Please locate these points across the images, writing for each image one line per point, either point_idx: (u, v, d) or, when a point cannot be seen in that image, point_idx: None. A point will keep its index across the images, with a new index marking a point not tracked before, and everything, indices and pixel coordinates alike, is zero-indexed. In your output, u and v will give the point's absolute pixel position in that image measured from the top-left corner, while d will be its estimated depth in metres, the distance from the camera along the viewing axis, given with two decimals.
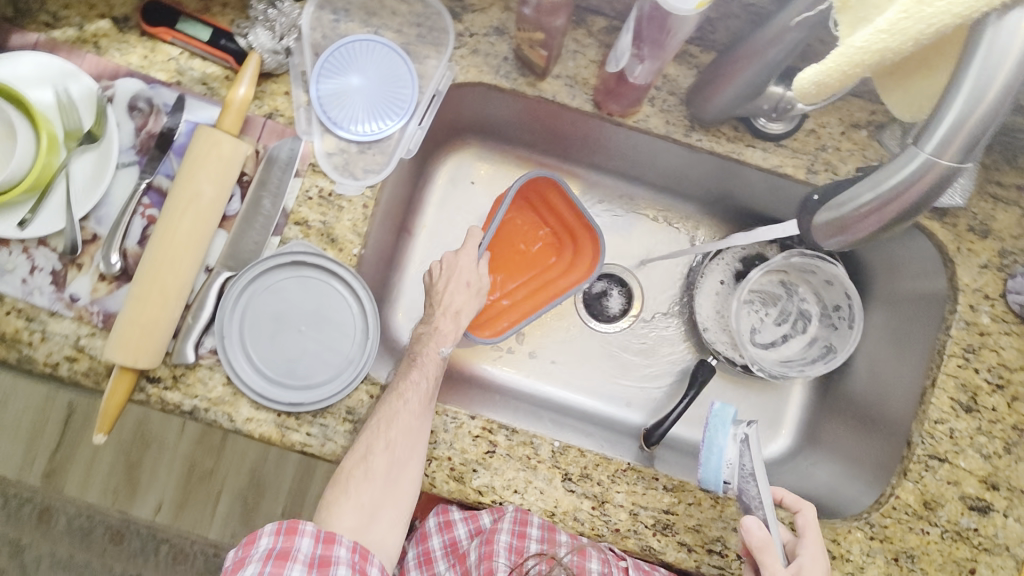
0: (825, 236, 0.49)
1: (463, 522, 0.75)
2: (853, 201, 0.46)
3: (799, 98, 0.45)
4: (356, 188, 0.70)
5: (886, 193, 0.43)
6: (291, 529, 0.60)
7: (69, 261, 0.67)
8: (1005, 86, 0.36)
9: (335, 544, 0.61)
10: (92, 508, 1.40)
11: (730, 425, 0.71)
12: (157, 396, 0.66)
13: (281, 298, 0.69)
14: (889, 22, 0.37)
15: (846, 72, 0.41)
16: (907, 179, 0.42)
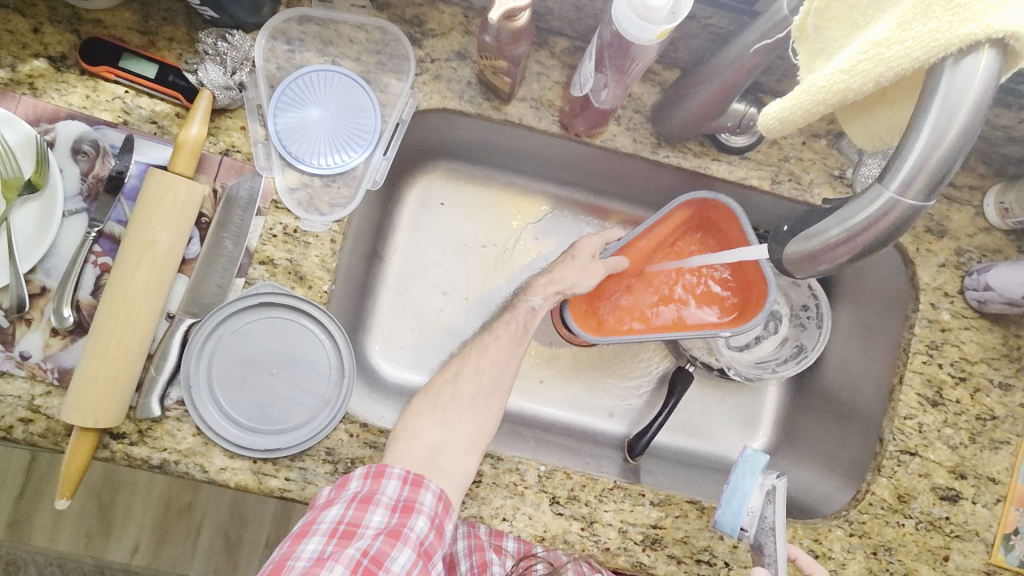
0: (798, 269, 0.47)
1: None
2: (821, 235, 0.44)
3: (766, 131, 0.47)
4: (323, 223, 0.68)
5: (854, 228, 0.42)
6: (378, 473, 0.56)
7: (17, 317, 0.63)
8: (961, 131, 0.37)
9: (422, 488, 0.56)
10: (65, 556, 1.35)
11: (759, 474, 0.67)
12: (122, 452, 0.64)
13: (249, 341, 0.66)
14: (849, 63, 0.40)
15: (809, 109, 0.44)
16: (873, 216, 0.40)
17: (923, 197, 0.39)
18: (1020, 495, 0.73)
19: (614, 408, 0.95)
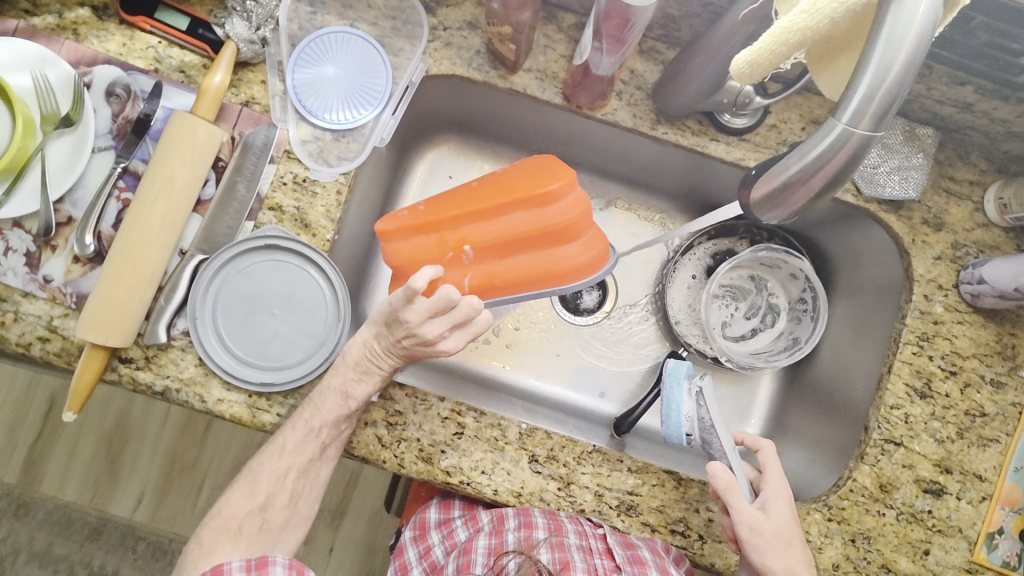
0: (762, 209, 0.53)
1: (439, 543, 0.81)
2: (784, 172, 0.48)
3: (737, 79, 0.48)
4: (330, 174, 0.71)
5: (813, 161, 0.46)
6: (218, 571, 0.62)
7: (44, 242, 0.68)
8: (907, 59, 0.39)
9: (268, 567, 0.64)
10: (69, 505, 1.60)
11: (684, 380, 0.74)
12: (128, 376, 0.68)
13: (254, 281, 0.70)
14: (809, 2, 0.41)
15: (775, 51, 0.44)
16: (830, 148, 0.44)
17: (872, 126, 0.43)
18: (1006, 495, 0.72)
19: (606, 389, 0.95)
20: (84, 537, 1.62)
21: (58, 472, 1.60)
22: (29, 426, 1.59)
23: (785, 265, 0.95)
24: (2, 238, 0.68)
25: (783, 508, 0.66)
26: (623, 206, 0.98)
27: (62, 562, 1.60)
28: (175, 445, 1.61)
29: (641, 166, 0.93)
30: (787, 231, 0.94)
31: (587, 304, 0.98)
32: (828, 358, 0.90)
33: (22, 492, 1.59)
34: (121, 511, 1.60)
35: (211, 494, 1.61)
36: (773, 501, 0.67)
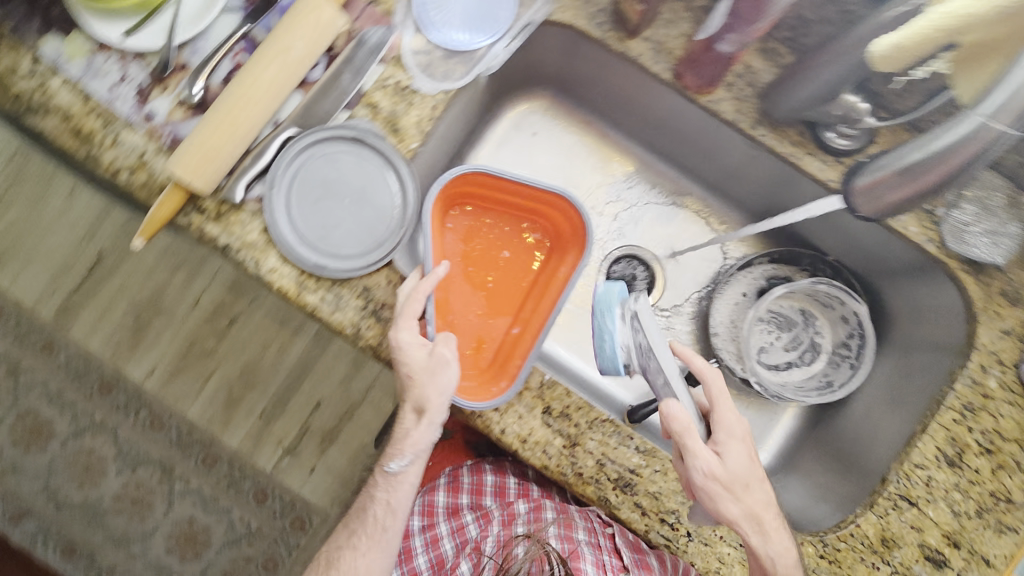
0: (868, 198, 0.65)
1: (448, 540, 0.95)
2: (906, 159, 0.60)
3: (879, 65, 0.58)
4: (431, 87, 0.73)
5: (937, 151, 0.57)
6: None
7: (157, 80, 0.72)
8: None
9: None
10: (91, 354, 1.66)
11: (617, 307, 0.77)
12: (197, 225, 0.71)
13: (333, 167, 0.72)
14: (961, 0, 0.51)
15: (924, 36, 0.53)
16: (961, 139, 0.54)
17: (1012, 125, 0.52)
18: None
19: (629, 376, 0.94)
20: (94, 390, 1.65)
21: (90, 324, 1.66)
22: (76, 273, 1.66)
23: (840, 305, 0.92)
24: (121, 67, 0.72)
25: (741, 453, 0.67)
26: (693, 206, 0.98)
27: (70, 406, 1.64)
28: (199, 329, 1.66)
29: (724, 170, 0.92)
30: (852, 273, 0.92)
31: (635, 292, 0.97)
32: (860, 411, 0.88)
33: (53, 332, 1.65)
34: (134, 375, 1.65)
35: (217, 385, 1.65)
36: (729, 450, 0.67)
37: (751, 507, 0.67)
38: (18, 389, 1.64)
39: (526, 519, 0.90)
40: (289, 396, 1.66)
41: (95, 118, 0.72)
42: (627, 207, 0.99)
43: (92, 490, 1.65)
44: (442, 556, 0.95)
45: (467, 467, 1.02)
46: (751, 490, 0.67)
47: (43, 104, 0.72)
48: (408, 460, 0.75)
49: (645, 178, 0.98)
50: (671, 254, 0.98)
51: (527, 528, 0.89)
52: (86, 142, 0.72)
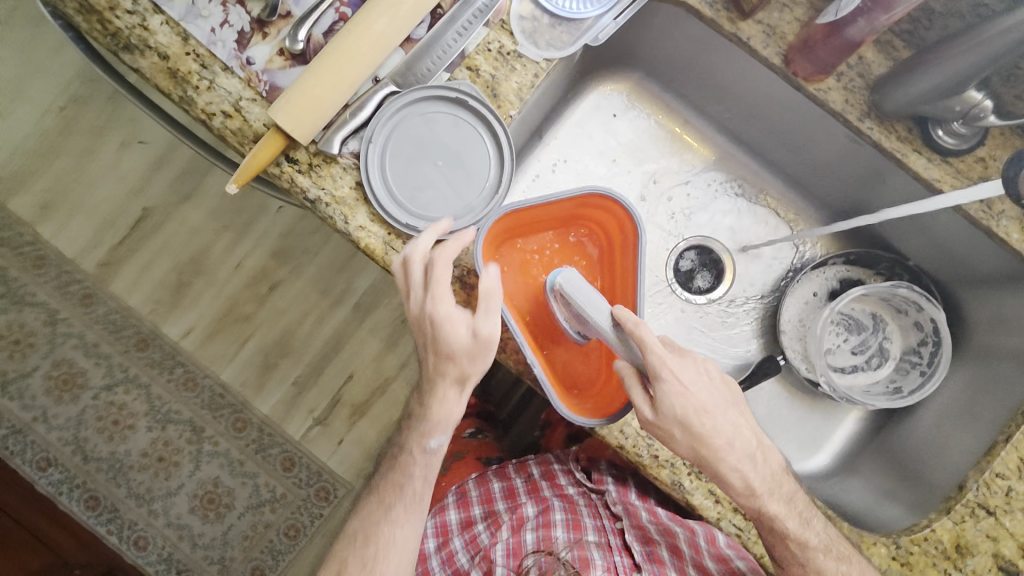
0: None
1: (463, 547, 0.94)
2: None
3: None
4: (535, 54, 0.72)
5: None
6: None
7: (258, 27, 0.71)
8: None
9: None
10: (129, 310, 1.64)
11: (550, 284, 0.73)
12: (289, 175, 0.70)
13: (430, 128, 0.71)
14: None
15: None
16: None
17: None
18: None
19: None
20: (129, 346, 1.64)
21: (132, 279, 1.64)
22: (121, 228, 1.64)
23: (916, 311, 0.91)
24: (223, 11, 0.71)
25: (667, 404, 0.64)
26: (770, 201, 0.98)
27: (105, 358, 1.63)
28: (239, 294, 1.66)
29: (810, 164, 0.92)
30: (932, 279, 0.91)
31: (699, 285, 0.97)
32: (929, 420, 0.87)
33: (93, 285, 1.63)
34: (170, 335, 1.65)
35: (254, 349, 1.66)
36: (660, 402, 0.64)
37: (713, 460, 0.66)
38: (53, 338, 1.62)
39: (535, 522, 0.88)
40: (322, 367, 1.66)
41: (193, 61, 0.71)
42: (699, 196, 0.98)
43: (120, 444, 1.63)
44: (452, 555, 0.94)
45: (472, 480, 1.00)
46: (713, 443, 0.65)
47: (141, 44, 0.71)
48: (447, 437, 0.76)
49: (723, 169, 0.98)
50: (742, 248, 0.97)
51: (540, 542, 0.86)
52: (181, 84, 0.71)
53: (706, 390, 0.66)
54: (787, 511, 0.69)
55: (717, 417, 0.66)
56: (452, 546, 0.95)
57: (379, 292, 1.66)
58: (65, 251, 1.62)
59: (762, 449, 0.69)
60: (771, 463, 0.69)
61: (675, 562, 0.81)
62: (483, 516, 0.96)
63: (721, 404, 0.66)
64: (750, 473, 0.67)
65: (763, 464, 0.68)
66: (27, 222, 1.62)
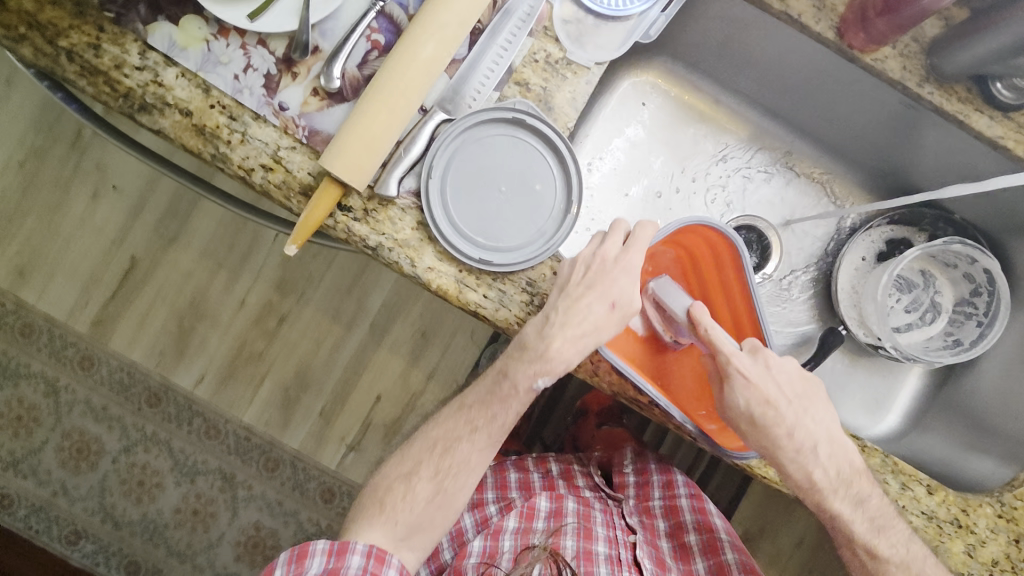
0: None
1: (469, 515, 0.89)
2: None
3: None
4: (586, 59, 0.69)
5: None
6: (342, 550, 0.69)
7: (286, 68, 0.66)
8: None
9: (384, 564, 0.70)
10: (133, 366, 1.42)
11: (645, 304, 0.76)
12: (344, 225, 0.65)
13: (488, 153, 0.67)
14: None
15: None
16: None
17: None
18: None
19: None
20: (142, 404, 1.43)
21: (130, 334, 1.41)
22: (108, 283, 1.40)
23: (967, 264, 0.91)
24: (244, 55, 0.65)
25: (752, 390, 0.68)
26: (810, 171, 0.97)
27: (115, 421, 1.43)
28: (247, 331, 1.42)
29: (848, 131, 0.90)
30: (977, 230, 0.93)
31: (747, 265, 0.96)
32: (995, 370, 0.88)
33: (89, 345, 1.41)
34: (182, 383, 1.43)
35: (272, 388, 1.42)
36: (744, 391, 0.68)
37: (777, 452, 0.70)
38: (57, 408, 1.43)
39: (548, 516, 0.85)
40: (346, 393, 1.42)
41: (219, 113, 0.65)
42: (736, 175, 0.96)
43: (150, 505, 1.45)
44: (461, 531, 0.89)
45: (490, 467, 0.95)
46: (775, 435, 0.69)
47: (158, 102, 0.64)
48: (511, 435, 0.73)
49: (757, 145, 0.97)
50: (786, 222, 0.97)
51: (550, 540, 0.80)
52: (211, 141, 0.64)
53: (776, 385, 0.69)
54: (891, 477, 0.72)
55: (785, 408, 0.69)
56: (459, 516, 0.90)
57: (393, 309, 1.41)
58: (52, 314, 1.40)
59: (831, 442, 0.71)
60: (848, 456, 0.71)
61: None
62: (493, 499, 0.91)
63: (787, 397, 0.70)
64: (815, 470, 0.71)
65: (832, 454, 0.71)
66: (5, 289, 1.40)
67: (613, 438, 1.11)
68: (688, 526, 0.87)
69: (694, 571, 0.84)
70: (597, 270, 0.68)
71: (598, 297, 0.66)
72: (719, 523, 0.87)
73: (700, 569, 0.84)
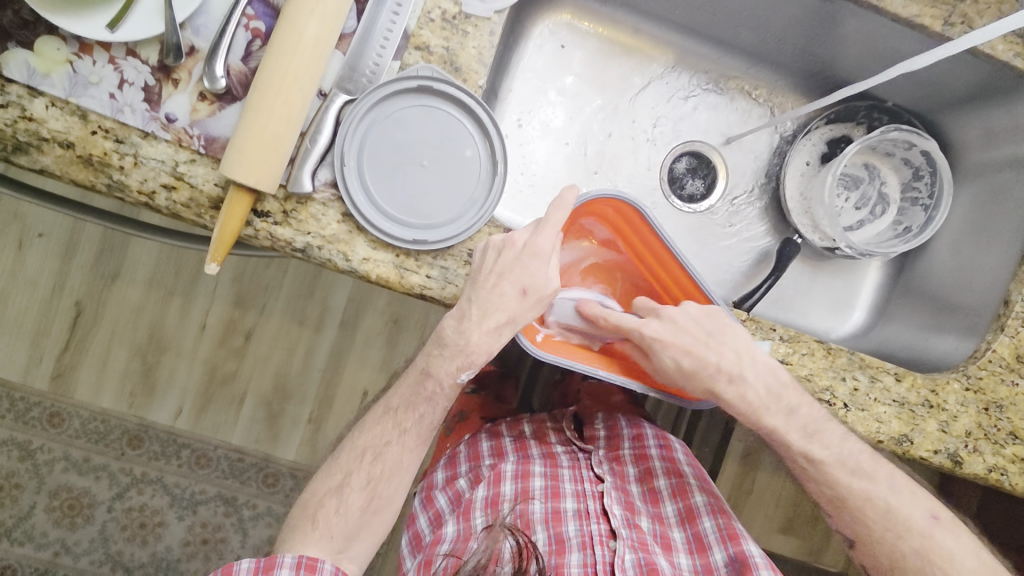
0: None
1: (443, 492, 0.85)
2: None
3: None
4: (484, 10, 0.65)
5: None
6: (269, 566, 0.64)
7: (164, 75, 0.60)
8: None
9: (317, 569, 0.65)
10: (106, 413, 1.34)
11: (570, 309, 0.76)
12: (266, 231, 0.61)
13: (403, 128, 0.64)
14: None
15: None
16: None
17: None
18: None
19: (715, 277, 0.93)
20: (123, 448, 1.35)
21: (94, 380, 1.33)
22: (58, 335, 1.32)
23: (904, 150, 0.91)
24: (115, 70, 0.60)
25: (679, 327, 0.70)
26: (741, 85, 0.95)
27: (102, 470, 1.33)
28: (214, 354, 1.36)
29: (768, 36, 0.89)
30: (910, 113, 0.93)
31: (694, 191, 0.94)
32: (946, 249, 0.90)
33: (54, 401, 1.32)
34: (161, 420, 1.36)
35: (255, 404, 1.37)
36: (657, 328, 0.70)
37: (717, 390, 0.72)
38: (38, 470, 1.32)
39: (515, 478, 0.80)
40: (331, 395, 1.39)
41: (104, 139, 0.60)
42: (670, 101, 0.94)
43: (157, 544, 1.36)
44: (438, 512, 0.84)
45: (465, 441, 0.92)
46: (705, 376, 0.70)
47: (34, 140, 0.59)
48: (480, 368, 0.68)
49: (684, 66, 0.94)
50: (726, 141, 0.95)
51: (519, 506, 0.77)
52: (103, 170, 0.60)
53: (689, 336, 0.69)
54: (861, 374, 0.74)
55: (708, 351, 0.69)
56: (437, 501, 0.85)
57: (360, 301, 1.36)
58: (9, 377, 1.32)
59: (753, 361, 0.69)
60: (773, 372, 0.70)
61: (656, 527, 0.78)
62: (464, 473, 0.86)
63: (699, 339, 0.69)
64: (748, 391, 0.70)
65: (759, 372, 0.70)
66: None
67: (598, 394, 1.02)
68: (657, 471, 0.83)
69: (666, 514, 0.80)
70: (522, 263, 0.64)
71: (511, 283, 0.63)
72: (688, 466, 0.82)
73: (670, 512, 0.80)
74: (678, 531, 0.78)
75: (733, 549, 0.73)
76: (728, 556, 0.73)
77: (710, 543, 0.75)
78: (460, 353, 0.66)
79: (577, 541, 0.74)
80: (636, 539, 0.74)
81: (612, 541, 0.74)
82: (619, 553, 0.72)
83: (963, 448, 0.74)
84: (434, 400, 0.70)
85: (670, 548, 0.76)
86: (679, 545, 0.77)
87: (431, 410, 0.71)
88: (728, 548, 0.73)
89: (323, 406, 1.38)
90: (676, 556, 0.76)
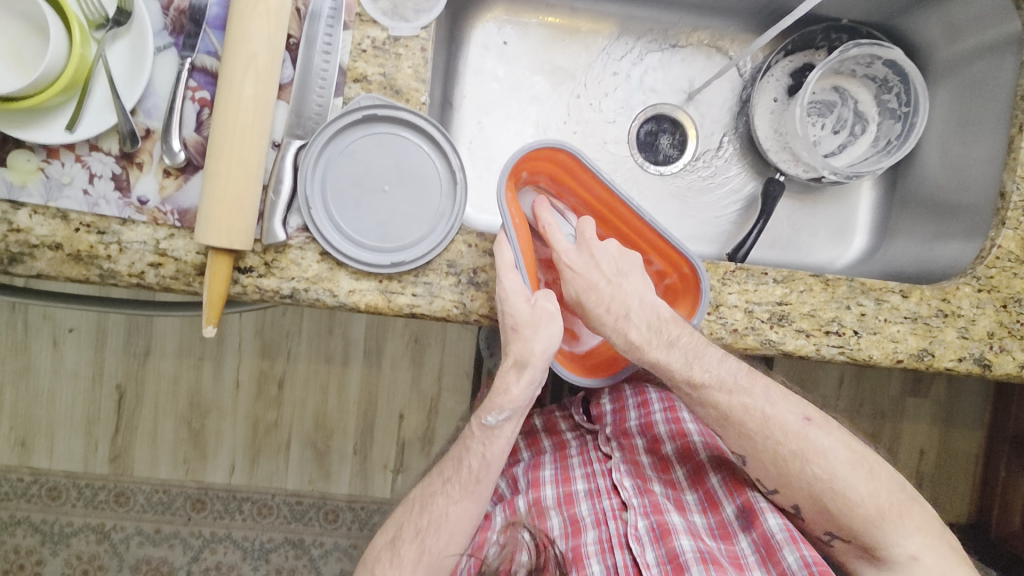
0: None
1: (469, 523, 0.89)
2: None
3: None
4: (410, 29, 0.67)
5: None
6: None
7: (128, 161, 0.63)
8: None
9: None
10: (166, 483, 1.39)
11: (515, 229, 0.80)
12: (253, 285, 0.64)
13: (359, 160, 0.66)
14: None
15: None
16: None
17: None
18: None
19: (705, 234, 0.93)
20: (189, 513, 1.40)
21: (148, 455, 1.39)
22: (107, 419, 1.38)
23: (867, 65, 0.89)
24: (83, 167, 0.63)
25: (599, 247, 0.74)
26: (692, 37, 0.94)
27: (174, 538, 1.39)
28: (253, 408, 1.39)
29: None
30: (868, 26, 0.91)
31: (667, 153, 0.94)
32: (936, 154, 0.88)
33: (117, 481, 1.38)
34: (218, 479, 1.40)
35: (301, 446, 1.41)
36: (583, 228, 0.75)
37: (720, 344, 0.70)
38: (116, 549, 1.38)
39: (527, 473, 0.85)
40: (371, 423, 1.41)
41: (88, 233, 0.63)
42: (628, 68, 0.93)
43: None
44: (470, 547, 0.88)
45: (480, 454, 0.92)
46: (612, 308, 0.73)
47: (26, 248, 0.62)
48: (507, 413, 0.71)
49: (633, 31, 0.93)
50: (689, 97, 0.94)
51: (531, 496, 0.81)
52: (92, 262, 0.63)
53: (598, 270, 0.74)
54: (866, 298, 0.72)
55: (603, 288, 0.73)
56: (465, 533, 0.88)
57: (379, 329, 1.39)
58: (70, 468, 1.37)
59: (691, 297, 0.70)
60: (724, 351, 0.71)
61: (668, 491, 0.79)
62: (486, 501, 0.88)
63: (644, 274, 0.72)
64: (679, 325, 0.71)
65: (641, 312, 0.72)
66: (13, 465, 1.37)
67: None
68: (663, 438, 0.83)
69: (677, 479, 0.81)
70: (476, 437, 0.73)
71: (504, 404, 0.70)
72: (693, 427, 0.83)
73: (682, 475, 0.81)
74: (691, 494, 0.79)
75: (740, 500, 0.74)
76: (737, 507, 0.74)
77: (720, 498, 0.76)
78: (479, 441, 0.72)
79: (591, 518, 0.77)
80: (648, 504, 0.76)
81: (625, 512, 0.76)
82: (631, 521, 0.74)
83: (988, 350, 0.72)
84: (447, 485, 0.73)
85: (684, 508, 0.77)
86: (693, 505, 0.78)
87: (444, 504, 0.73)
88: (736, 501, 0.75)
89: (366, 436, 1.41)
90: (691, 515, 0.76)
